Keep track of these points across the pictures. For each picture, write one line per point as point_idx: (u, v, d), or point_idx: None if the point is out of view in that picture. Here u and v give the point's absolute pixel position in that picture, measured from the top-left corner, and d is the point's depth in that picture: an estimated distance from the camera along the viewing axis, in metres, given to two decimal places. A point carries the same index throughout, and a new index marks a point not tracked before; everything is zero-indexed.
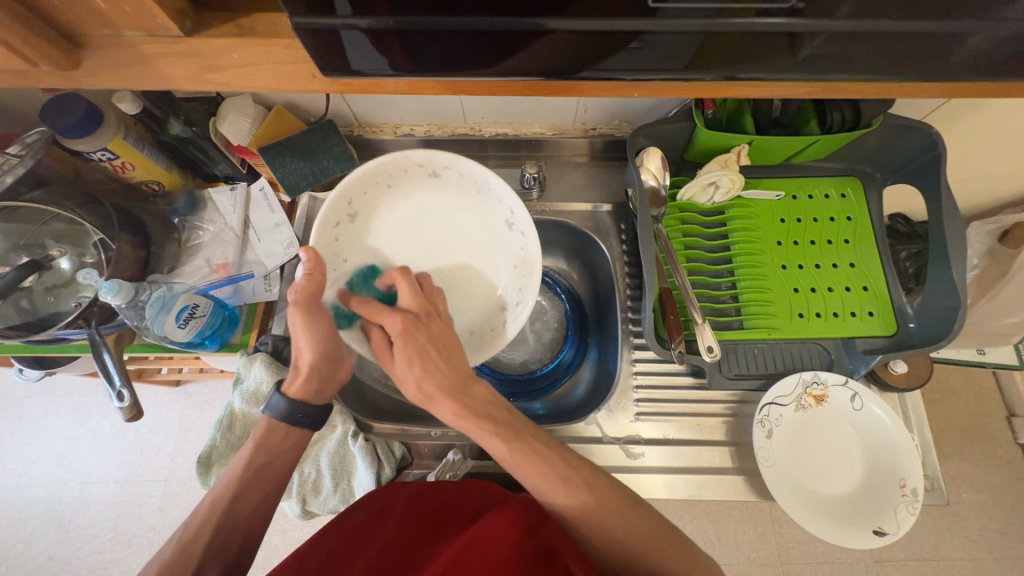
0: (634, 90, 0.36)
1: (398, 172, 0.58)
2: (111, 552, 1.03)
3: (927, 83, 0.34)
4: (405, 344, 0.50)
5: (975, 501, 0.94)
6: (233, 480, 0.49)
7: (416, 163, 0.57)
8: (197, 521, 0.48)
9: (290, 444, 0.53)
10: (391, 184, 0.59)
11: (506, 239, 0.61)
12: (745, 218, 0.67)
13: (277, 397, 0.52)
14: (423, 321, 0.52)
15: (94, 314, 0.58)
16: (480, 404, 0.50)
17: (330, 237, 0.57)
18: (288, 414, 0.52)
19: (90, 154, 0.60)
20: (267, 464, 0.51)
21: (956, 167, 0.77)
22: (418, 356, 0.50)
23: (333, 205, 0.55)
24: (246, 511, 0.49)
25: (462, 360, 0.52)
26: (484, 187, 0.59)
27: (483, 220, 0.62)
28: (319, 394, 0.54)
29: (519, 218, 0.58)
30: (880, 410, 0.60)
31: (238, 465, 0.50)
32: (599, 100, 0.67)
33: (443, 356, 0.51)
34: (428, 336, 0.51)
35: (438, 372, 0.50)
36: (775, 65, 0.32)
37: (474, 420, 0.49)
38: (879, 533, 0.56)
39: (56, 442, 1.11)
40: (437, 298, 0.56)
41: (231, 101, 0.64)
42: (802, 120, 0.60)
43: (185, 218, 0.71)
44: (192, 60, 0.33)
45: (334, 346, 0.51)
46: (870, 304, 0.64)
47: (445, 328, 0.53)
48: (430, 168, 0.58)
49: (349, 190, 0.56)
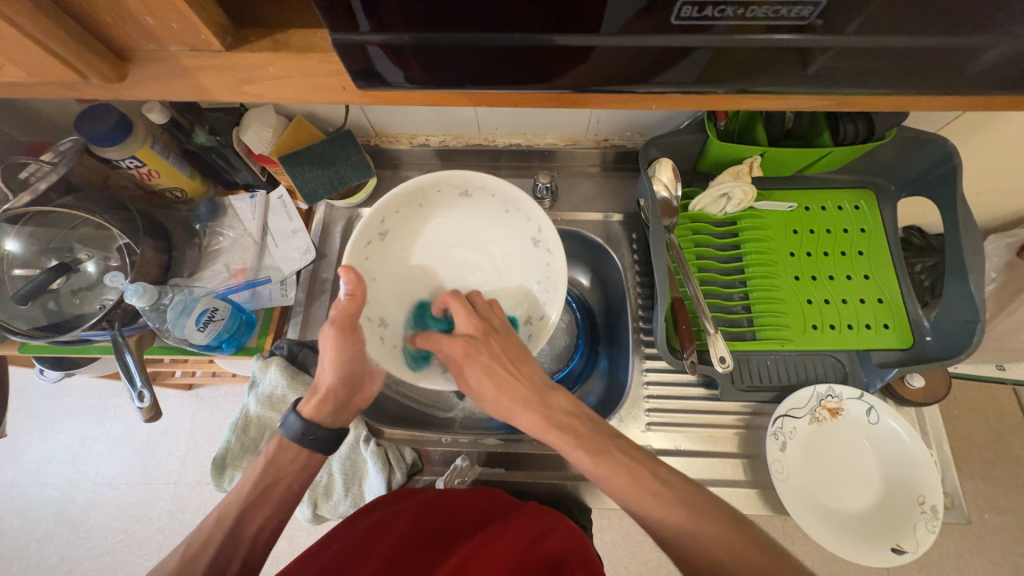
0: (649, 102, 0.37)
1: (431, 191, 0.59)
2: (121, 554, 1.04)
3: (943, 95, 0.34)
4: (473, 365, 0.54)
5: (996, 522, 0.92)
6: (243, 491, 0.50)
7: (452, 183, 0.58)
8: (200, 538, 0.48)
9: (296, 469, 0.53)
10: (424, 204, 0.60)
11: (534, 255, 0.62)
12: (758, 229, 0.67)
13: (294, 418, 0.53)
14: (480, 341, 0.55)
15: (117, 317, 0.60)
16: (560, 413, 0.52)
17: (362, 256, 0.56)
18: (301, 435, 0.53)
19: (119, 162, 0.62)
20: (273, 482, 0.51)
21: (972, 180, 0.76)
22: (488, 374, 0.54)
23: (366, 225, 0.55)
24: (254, 520, 0.50)
25: (530, 370, 0.55)
26: (515, 205, 0.60)
27: (515, 237, 0.62)
28: (332, 417, 0.55)
29: (546, 236, 0.59)
30: (898, 424, 0.59)
31: (249, 476, 0.51)
32: (611, 112, 0.68)
33: (512, 368, 0.54)
34: (489, 355, 0.55)
35: (516, 389, 0.53)
36: (788, 80, 0.32)
37: (555, 431, 0.50)
38: (898, 551, 0.55)
39: (71, 442, 1.13)
40: (492, 309, 0.60)
41: (254, 111, 0.66)
42: (816, 133, 0.60)
43: (206, 223, 0.74)
44: (228, 73, 0.35)
45: (353, 369, 0.54)
46: (885, 316, 0.63)
47: (508, 340, 0.56)
48: (464, 187, 0.59)
49: (382, 209, 0.56)
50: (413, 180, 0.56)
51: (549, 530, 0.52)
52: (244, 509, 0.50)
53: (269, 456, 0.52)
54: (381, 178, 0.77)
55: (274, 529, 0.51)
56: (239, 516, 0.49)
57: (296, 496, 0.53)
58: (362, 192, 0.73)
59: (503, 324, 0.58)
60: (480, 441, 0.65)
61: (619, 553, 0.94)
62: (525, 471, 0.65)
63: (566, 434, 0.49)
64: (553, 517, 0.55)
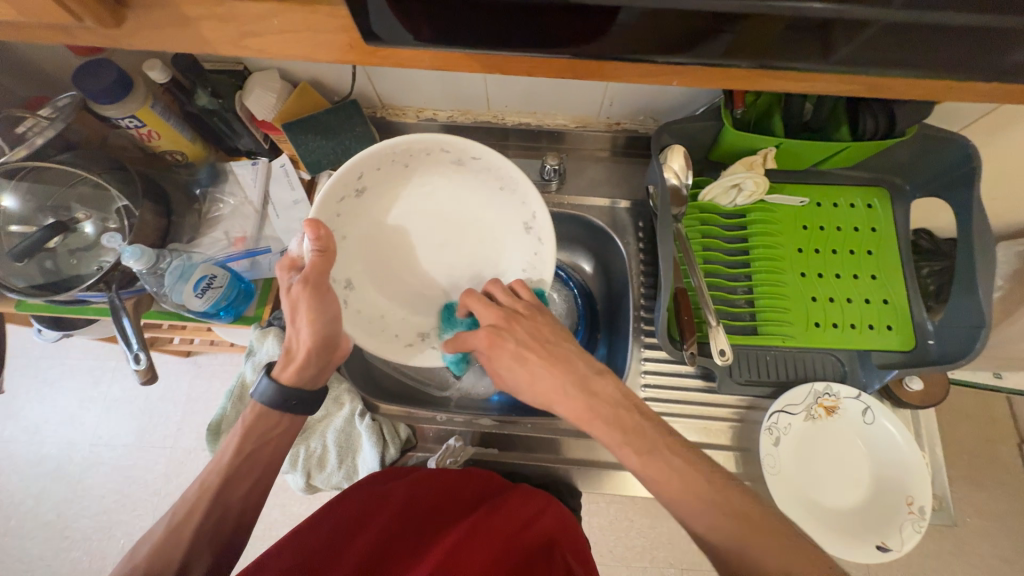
0: (668, 77, 0.36)
1: (418, 152, 0.57)
2: (116, 513, 1.06)
3: (976, 83, 0.33)
4: (500, 355, 0.54)
5: (980, 527, 0.93)
6: (220, 467, 0.51)
7: (443, 148, 0.57)
8: (186, 506, 0.48)
9: (281, 431, 0.54)
10: (409, 165, 0.58)
11: (523, 242, 0.61)
12: (768, 223, 0.66)
13: (266, 382, 0.53)
14: (506, 326, 0.54)
15: (114, 279, 0.59)
16: (602, 403, 0.50)
17: (333, 212, 0.55)
18: (279, 400, 0.53)
19: (118, 121, 0.61)
20: (255, 452, 0.52)
21: (990, 183, 0.75)
22: (519, 359, 0.53)
23: (343, 178, 0.54)
24: (233, 494, 0.50)
25: (565, 355, 0.54)
26: (508, 184, 0.59)
27: (505, 218, 0.61)
28: (311, 381, 0.55)
29: (540, 223, 0.58)
30: (892, 426, 0.59)
31: (227, 450, 0.51)
32: (625, 93, 0.66)
33: (545, 354, 0.53)
34: (517, 341, 0.53)
35: (548, 376, 0.53)
36: (814, 60, 0.31)
37: (599, 422, 0.49)
38: (883, 548, 0.56)
39: (68, 403, 1.14)
40: (518, 291, 0.58)
41: (257, 75, 0.64)
42: (834, 125, 0.58)
43: (206, 189, 0.72)
44: (229, 24, 0.34)
45: (330, 331, 0.52)
46: (890, 318, 0.62)
47: (536, 322, 0.55)
48: (456, 156, 0.58)
49: (362, 164, 0.54)
50: (404, 138, 0.55)
51: (536, 515, 0.53)
52: (226, 480, 0.50)
53: (247, 432, 0.52)
54: None
55: (262, 490, 0.53)
56: (220, 489, 0.50)
57: (281, 456, 0.54)
58: None
59: (527, 307, 0.56)
60: (476, 420, 0.65)
61: (606, 538, 0.96)
62: (518, 452, 0.65)
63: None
64: (544, 500, 0.55)
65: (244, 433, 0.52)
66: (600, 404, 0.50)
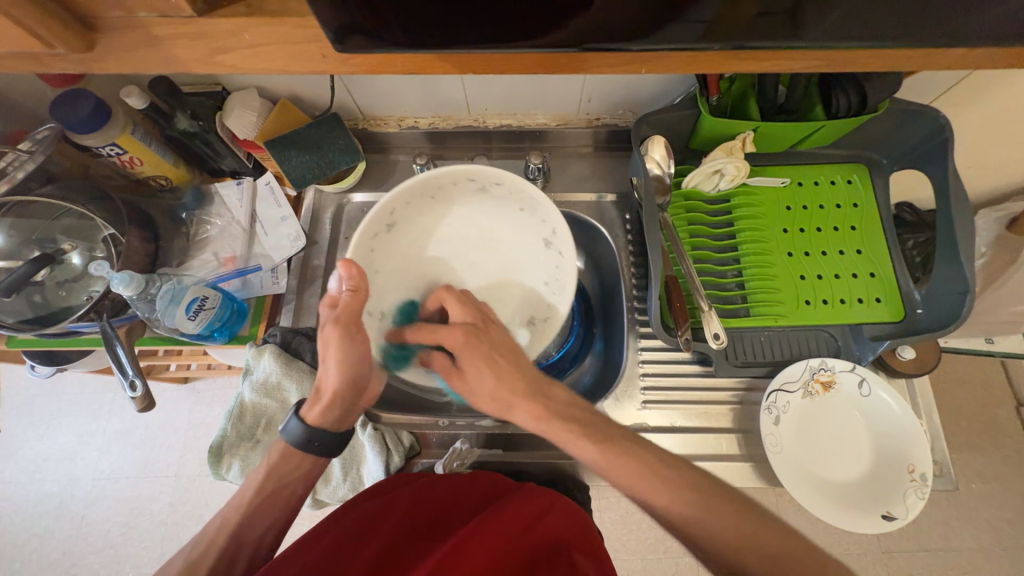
0: (640, 66, 0.37)
1: (446, 182, 0.57)
2: (123, 547, 1.05)
3: (933, 50, 0.34)
4: (471, 356, 0.51)
5: (985, 491, 0.94)
6: (242, 503, 0.52)
7: (468, 177, 0.57)
8: (204, 542, 0.50)
9: (300, 474, 0.53)
10: (435, 196, 0.58)
11: (544, 257, 0.61)
12: (752, 206, 0.67)
13: (295, 422, 0.52)
14: (480, 330, 0.52)
15: (105, 308, 0.59)
16: (561, 405, 0.50)
17: (367, 248, 0.55)
18: (303, 441, 0.52)
19: (99, 149, 0.60)
20: (270, 486, 0.52)
21: (965, 152, 0.76)
22: (486, 364, 0.50)
23: (375, 216, 0.54)
24: (252, 530, 0.51)
25: (530, 362, 0.52)
26: (531, 206, 0.59)
27: (528, 238, 0.61)
28: (338, 422, 0.54)
29: (560, 238, 0.59)
30: (888, 396, 0.60)
31: (249, 487, 0.52)
32: (603, 89, 0.66)
33: (512, 358, 0.51)
34: (490, 343, 0.51)
35: (514, 379, 0.50)
36: (780, 39, 0.32)
37: (559, 423, 0.48)
38: (888, 518, 0.56)
39: (67, 439, 1.13)
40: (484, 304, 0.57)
41: (236, 94, 0.64)
42: (807, 106, 0.59)
43: (193, 213, 0.72)
44: (201, 41, 0.34)
45: (357, 373, 0.51)
46: (877, 290, 0.63)
47: (503, 330, 0.54)
48: (480, 183, 0.58)
49: (393, 201, 0.55)
50: (430, 172, 0.55)
51: (543, 513, 0.53)
52: (246, 518, 0.51)
53: (268, 473, 0.52)
54: (371, 162, 0.76)
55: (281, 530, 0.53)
56: (239, 524, 0.50)
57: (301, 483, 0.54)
58: (351, 176, 0.72)
59: (490, 315, 0.55)
60: (478, 423, 0.65)
61: (618, 532, 0.96)
62: (524, 452, 0.65)
63: (564, 417, 0.49)
64: (551, 497, 0.56)
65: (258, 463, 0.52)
66: (558, 405, 0.50)
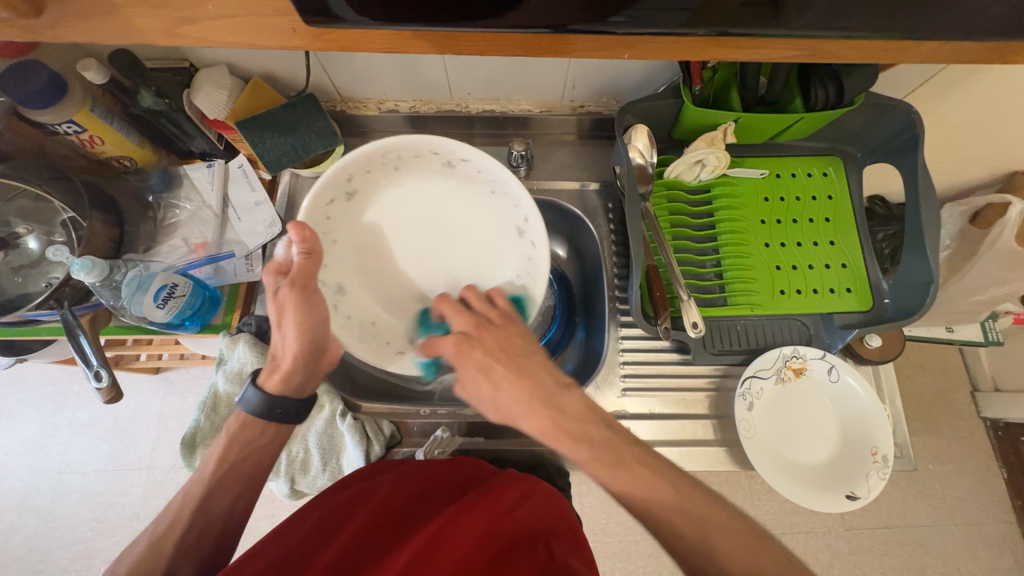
0: (623, 51, 0.36)
1: (406, 155, 0.56)
2: (94, 541, 1.02)
3: (910, 43, 0.34)
4: (465, 364, 0.51)
5: (940, 471, 1.00)
6: (204, 478, 0.49)
7: (432, 149, 0.56)
8: (167, 520, 0.47)
9: (264, 443, 0.52)
10: (398, 167, 0.57)
11: (515, 244, 0.60)
12: (731, 197, 0.68)
13: (251, 391, 0.51)
14: (473, 336, 0.52)
15: (66, 295, 0.56)
16: (571, 418, 0.47)
17: (322, 214, 0.55)
18: (267, 410, 0.51)
19: (55, 127, 0.57)
20: (243, 475, 0.51)
21: (932, 148, 0.79)
22: (482, 372, 0.51)
23: (331, 181, 0.54)
24: (215, 510, 0.49)
25: (534, 369, 0.50)
26: (500, 189, 0.58)
27: (495, 221, 0.61)
28: (301, 390, 0.53)
29: (532, 226, 0.58)
30: (855, 382, 0.63)
31: (210, 463, 0.50)
32: (587, 75, 0.66)
33: (511, 364, 0.51)
34: (484, 350, 0.52)
35: (516, 387, 0.49)
36: (765, 26, 0.32)
37: (568, 441, 0.46)
38: (851, 497, 0.59)
39: (31, 431, 1.08)
40: (495, 298, 0.57)
41: (205, 71, 0.61)
42: (787, 99, 0.60)
43: (160, 195, 0.69)
44: (163, 11, 0.32)
45: (317, 335, 0.51)
46: (848, 281, 0.65)
47: (504, 333, 0.53)
48: (444, 157, 0.57)
49: (350, 166, 0.54)
50: (391, 140, 0.54)
51: (525, 498, 0.54)
52: (208, 494, 0.49)
53: (230, 443, 0.50)
54: (349, 146, 0.74)
55: (246, 507, 0.51)
56: (202, 502, 0.48)
57: (265, 469, 0.53)
58: (330, 160, 0.69)
59: (500, 315, 0.55)
60: (459, 411, 0.66)
61: (597, 516, 0.98)
62: (505, 439, 0.66)
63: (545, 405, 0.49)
64: (531, 483, 0.57)
65: (227, 447, 0.50)
66: (569, 420, 0.47)
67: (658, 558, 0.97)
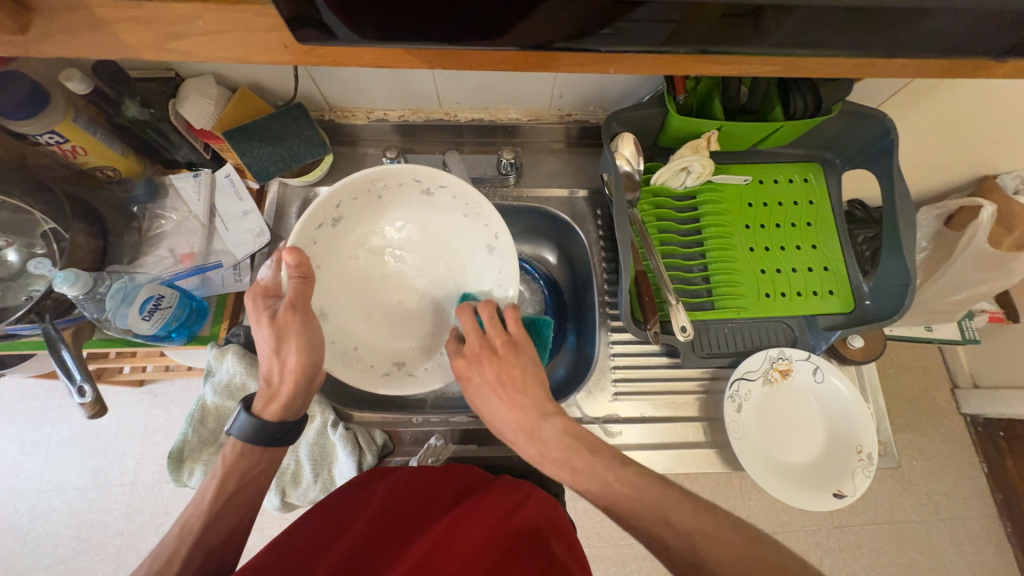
0: (608, 66, 0.37)
1: (392, 184, 0.59)
2: (75, 561, 0.98)
3: (882, 59, 0.36)
4: (466, 383, 0.55)
5: (924, 467, 1.02)
6: (201, 508, 0.48)
7: (412, 177, 0.58)
8: (165, 553, 0.45)
9: (259, 470, 0.51)
10: (382, 195, 0.60)
11: (486, 262, 0.62)
12: (716, 203, 0.69)
13: (245, 417, 0.50)
14: (475, 359, 0.54)
15: (48, 308, 0.55)
16: (555, 448, 0.48)
17: (311, 237, 0.56)
18: (267, 435, 0.50)
19: (36, 138, 0.56)
20: (238, 490, 0.50)
21: (907, 155, 0.82)
22: (477, 397, 0.54)
23: (320, 206, 0.55)
24: (215, 537, 0.47)
25: (529, 398, 0.51)
26: (473, 212, 0.60)
27: (469, 243, 0.63)
28: (295, 411, 0.53)
29: (501, 243, 0.60)
30: (840, 382, 0.64)
31: (207, 490, 0.49)
32: (574, 86, 0.67)
33: (503, 395, 0.52)
34: (481, 377, 0.53)
35: (508, 412, 0.51)
36: (746, 41, 0.33)
37: (552, 466, 0.47)
38: (839, 496, 0.60)
39: (8, 448, 1.05)
40: (507, 319, 0.57)
41: (191, 81, 0.60)
42: (768, 107, 0.61)
43: (145, 206, 0.68)
44: (151, 26, 0.32)
45: (314, 359, 0.51)
46: (831, 283, 0.67)
47: (504, 362, 0.53)
48: (425, 186, 0.59)
49: (339, 194, 0.56)
50: (374, 169, 0.56)
51: (521, 503, 0.54)
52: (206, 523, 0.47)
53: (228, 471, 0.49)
54: (339, 155, 0.74)
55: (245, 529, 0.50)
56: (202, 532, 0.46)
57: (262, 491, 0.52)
58: (317, 170, 0.70)
59: (503, 344, 0.54)
60: (451, 418, 0.65)
61: (591, 521, 0.99)
62: (498, 446, 0.66)
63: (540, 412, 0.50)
64: (526, 489, 0.57)
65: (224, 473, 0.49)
66: (552, 449, 0.48)
67: (652, 561, 0.97)
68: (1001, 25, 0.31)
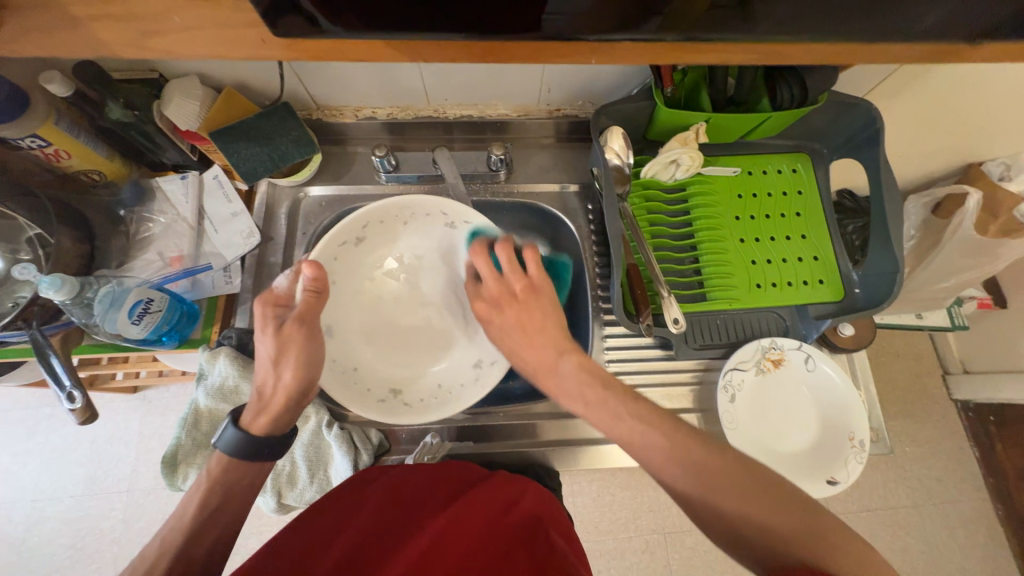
0: (591, 56, 0.37)
1: (419, 212, 0.60)
2: (71, 570, 0.98)
3: (865, 46, 0.36)
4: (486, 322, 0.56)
5: (916, 453, 1.03)
6: (186, 515, 0.47)
7: (439, 210, 0.60)
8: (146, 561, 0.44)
9: (246, 480, 0.50)
10: (407, 222, 0.61)
11: None
12: (706, 195, 0.70)
13: (233, 430, 0.49)
14: (499, 301, 0.55)
15: (35, 314, 0.54)
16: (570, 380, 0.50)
17: (331, 254, 0.57)
18: (252, 449, 0.49)
19: (18, 142, 0.55)
20: (225, 499, 0.48)
21: (894, 143, 0.82)
22: (500, 336, 0.55)
23: (348, 225, 0.57)
24: (201, 548, 0.45)
25: (550, 337, 0.53)
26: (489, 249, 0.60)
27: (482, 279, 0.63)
28: (283, 426, 0.52)
29: None
30: (831, 370, 0.65)
31: (193, 498, 0.48)
32: (563, 80, 0.67)
33: (526, 336, 0.53)
34: (505, 319, 0.54)
35: (530, 349, 0.53)
36: (728, 30, 0.33)
37: (568, 393, 0.50)
38: (833, 483, 0.62)
39: (0, 458, 1.04)
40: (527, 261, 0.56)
41: (174, 82, 0.59)
42: (756, 99, 0.62)
43: (132, 210, 0.67)
44: (130, 24, 0.32)
45: (311, 376, 0.52)
46: (821, 272, 0.68)
47: (527, 305, 0.54)
48: (451, 220, 0.61)
49: (367, 215, 0.58)
50: (408, 196, 0.58)
51: (517, 498, 0.55)
52: (189, 532, 0.46)
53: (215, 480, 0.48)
54: (328, 154, 0.74)
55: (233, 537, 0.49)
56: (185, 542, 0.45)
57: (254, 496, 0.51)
58: (306, 169, 0.69)
59: (525, 286, 0.55)
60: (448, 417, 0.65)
61: (590, 514, 0.99)
62: (494, 442, 0.66)
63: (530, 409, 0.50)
64: (523, 483, 0.57)
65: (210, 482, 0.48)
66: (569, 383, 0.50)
67: (651, 553, 0.98)
68: (978, 7, 0.32)
